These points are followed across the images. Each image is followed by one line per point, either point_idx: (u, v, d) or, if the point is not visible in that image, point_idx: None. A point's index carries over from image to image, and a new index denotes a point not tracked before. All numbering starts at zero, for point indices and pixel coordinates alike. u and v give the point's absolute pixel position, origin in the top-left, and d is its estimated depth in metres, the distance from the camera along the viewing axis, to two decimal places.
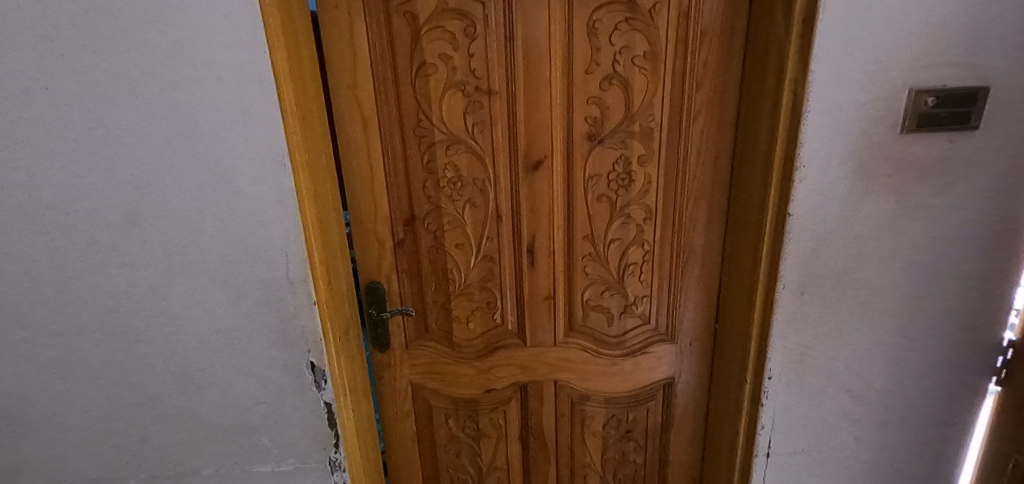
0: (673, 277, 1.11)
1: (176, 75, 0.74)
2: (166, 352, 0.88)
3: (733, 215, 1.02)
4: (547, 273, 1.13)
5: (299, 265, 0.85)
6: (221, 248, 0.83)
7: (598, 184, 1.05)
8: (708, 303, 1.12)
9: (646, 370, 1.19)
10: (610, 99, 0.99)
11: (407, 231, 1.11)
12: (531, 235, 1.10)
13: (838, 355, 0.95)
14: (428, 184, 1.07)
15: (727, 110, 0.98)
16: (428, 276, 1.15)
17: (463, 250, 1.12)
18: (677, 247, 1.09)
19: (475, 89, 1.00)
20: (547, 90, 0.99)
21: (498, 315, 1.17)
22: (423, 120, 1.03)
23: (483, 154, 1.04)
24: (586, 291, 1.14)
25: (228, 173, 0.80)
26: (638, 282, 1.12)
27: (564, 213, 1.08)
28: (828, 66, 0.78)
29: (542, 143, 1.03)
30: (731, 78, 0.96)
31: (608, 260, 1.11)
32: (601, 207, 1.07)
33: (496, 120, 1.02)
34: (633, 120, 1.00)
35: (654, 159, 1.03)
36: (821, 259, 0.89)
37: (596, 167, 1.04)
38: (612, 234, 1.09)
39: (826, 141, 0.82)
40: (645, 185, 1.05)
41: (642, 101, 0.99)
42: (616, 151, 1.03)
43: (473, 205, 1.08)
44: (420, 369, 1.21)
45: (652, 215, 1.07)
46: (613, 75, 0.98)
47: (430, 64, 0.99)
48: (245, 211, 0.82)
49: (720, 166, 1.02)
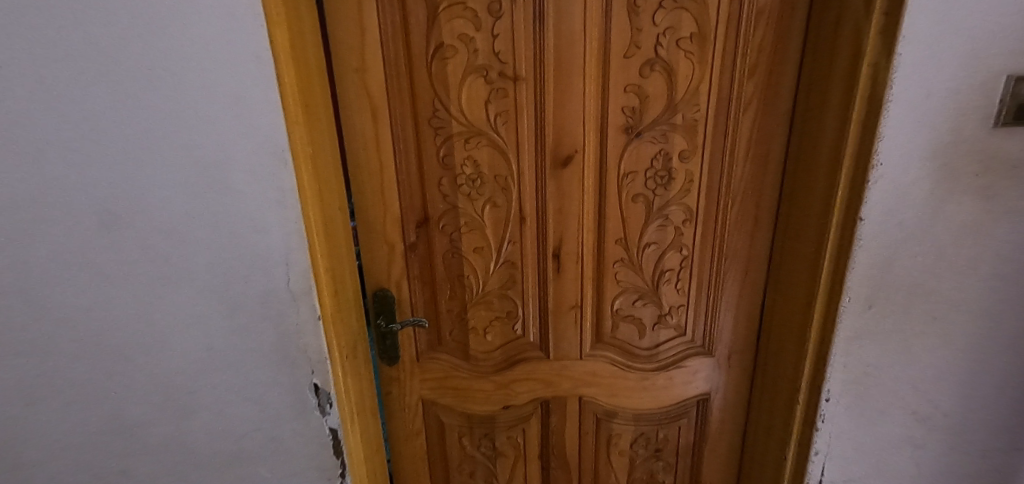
0: (713, 285, 1.01)
1: (159, 56, 0.63)
2: (151, 374, 0.77)
3: (785, 217, 0.92)
4: (574, 280, 1.02)
5: (302, 275, 0.74)
6: (212, 257, 0.72)
7: (634, 182, 0.95)
8: (750, 313, 1.02)
9: (679, 384, 1.09)
10: (651, 88, 0.89)
11: (420, 233, 1.00)
12: (559, 238, 0.99)
13: (904, 376, 0.85)
14: (445, 182, 0.96)
15: (782, 101, 0.88)
16: (443, 282, 1.04)
17: (482, 255, 1.01)
18: (719, 254, 0.99)
19: (499, 74, 0.89)
20: (580, 76, 0.88)
21: (519, 325, 1.06)
22: (440, 110, 0.92)
23: (507, 149, 0.93)
24: (617, 301, 1.04)
25: (219, 168, 0.68)
26: (675, 292, 1.02)
27: (595, 215, 0.98)
28: (916, 47, 0.67)
29: (572, 136, 0.92)
30: (788, 65, 0.86)
31: (644, 267, 1.01)
32: (637, 208, 0.96)
33: (522, 109, 0.91)
34: (676, 113, 0.90)
35: (697, 155, 0.92)
36: (894, 269, 0.79)
37: (633, 164, 0.93)
38: (648, 238, 0.98)
39: (908, 135, 0.71)
40: (687, 183, 0.94)
41: (687, 89, 0.88)
42: (655, 145, 0.92)
43: (493, 205, 0.98)
44: (432, 383, 1.11)
45: (692, 218, 0.97)
46: (655, 60, 0.87)
47: (449, 46, 0.88)
48: (240, 212, 0.70)
49: (770, 163, 0.92)
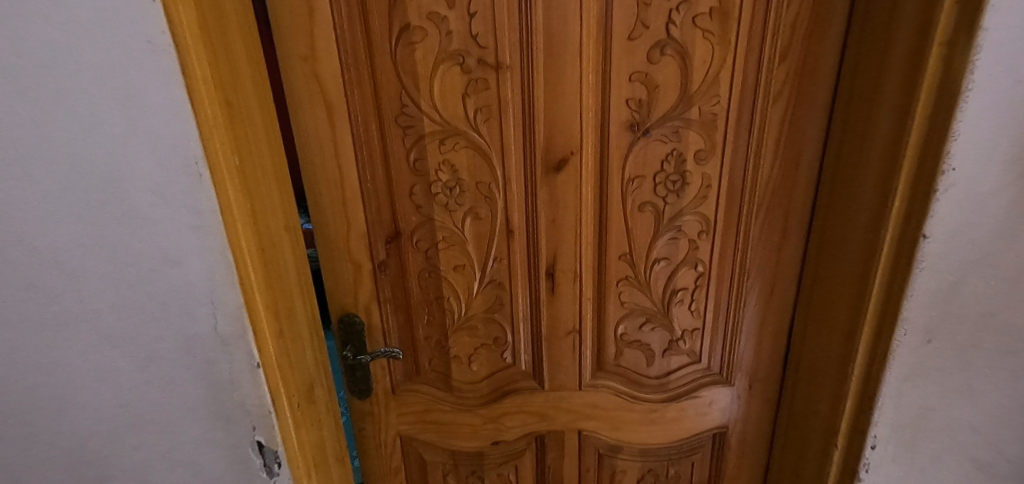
0: (732, 306, 0.87)
1: (24, 43, 0.47)
2: (48, 441, 0.62)
3: (820, 228, 0.78)
4: (571, 302, 0.88)
5: (233, 316, 0.60)
6: (118, 298, 0.57)
7: (641, 188, 0.80)
8: (775, 337, 0.88)
9: (692, 417, 0.95)
10: (662, 76, 0.73)
11: (391, 250, 0.86)
12: (553, 254, 0.85)
13: (966, 420, 0.70)
14: (417, 190, 0.82)
15: (820, 91, 0.73)
16: (420, 305, 0.90)
17: (464, 274, 0.87)
18: (740, 271, 0.84)
19: (478, 61, 0.74)
20: (575, 63, 0.73)
21: (508, 354, 0.93)
22: (408, 105, 0.77)
23: (489, 151, 0.79)
24: (621, 325, 0.90)
25: (115, 187, 0.53)
26: (689, 314, 0.88)
27: (594, 228, 0.83)
28: (1011, 19, 0.51)
29: (567, 135, 0.77)
30: (827, 46, 0.71)
31: (652, 286, 0.86)
32: (645, 218, 0.82)
33: (506, 104, 0.76)
34: (691, 106, 0.75)
35: (716, 156, 0.78)
36: (961, 296, 0.64)
37: (639, 168, 0.79)
38: (658, 253, 0.84)
39: (990, 133, 0.56)
40: (704, 189, 0.80)
41: (704, 77, 0.73)
42: (666, 144, 0.77)
43: (475, 217, 0.83)
44: (411, 418, 0.97)
45: (709, 230, 0.82)
46: (666, 42, 0.72)
47: (416, 28, 0.72)
48: (147, 242, 0.56)
49: (803, 165, 0.77)
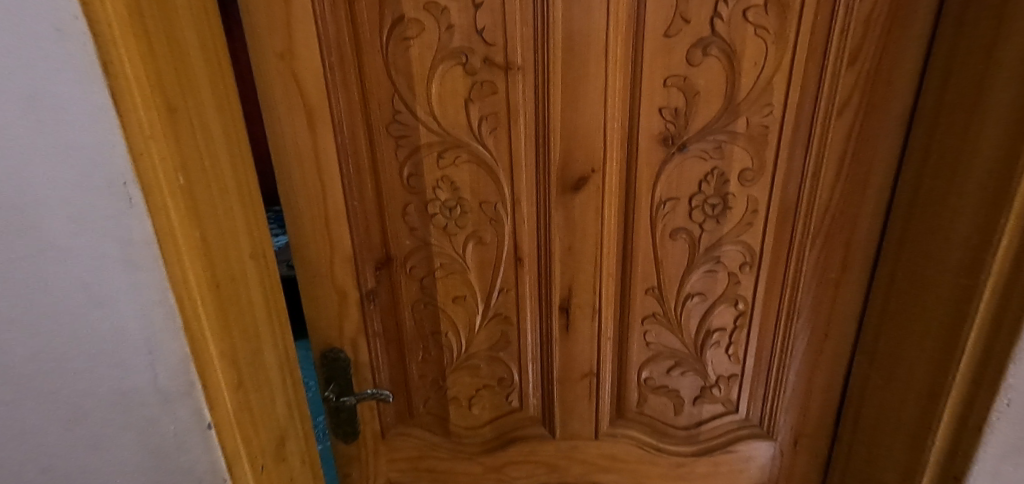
0: (778, 352, 0.74)
1: None
2: None
3: (890, 265, 0.65)
4: (588, 341, 0.76)
5: (176, 369, 0.50)
6: (33, 347, 0.46)
7: (674, 213, 0.68)
8: (828, 387, 0.76)
9: (726, 474, 0.82)
10: (703, 80, 0.61)
11: (381, 277, 0.75)
12: (568, 287, 0.73)
13: None
14: (412, 210, 0.71)
15: (896, 101, 0.60)
16: (414, 340, 0.78)
17: (465, 306, 0.76)
18: (788, 310, 0.72)
19: (484, 61, 0.62)
20: (599, 64, 0.61)
21: (514, 397, 0.81)
22: (402, 112, 0.66)
23: (496, 166, 0.67)
24: (645, 368, 0.77)
25: (22, 213, 0.42)
26: (725, 359, 0.76)
27: (617, 256, 0.71)
28: None
29: (588, 150, 0.65)
30: (910, 47, 0.58)
31: (684, 326, 0.74)
32: (677, 247, 0.70)
33: (517, 111, 0.64)
34: (737, 117, 0.63)
35: (765, 177, 0.65)
36: None
37: (672, 188, 0.67)
38: (691, 287, 0.72)
39: None
40: (749, 215, 0.67)
41: (755, 82, 0.61)
42: (705, 163, 0.65)
43: (479, 242, 0.72)
44: (403, 465, 0.85)
45: (754, 263, 0.70)
46: (711, 40, 0.60)
47: (412, 21, 0.61)
48: (67, 280, 0.45)
49: (872, 188, 0.64)
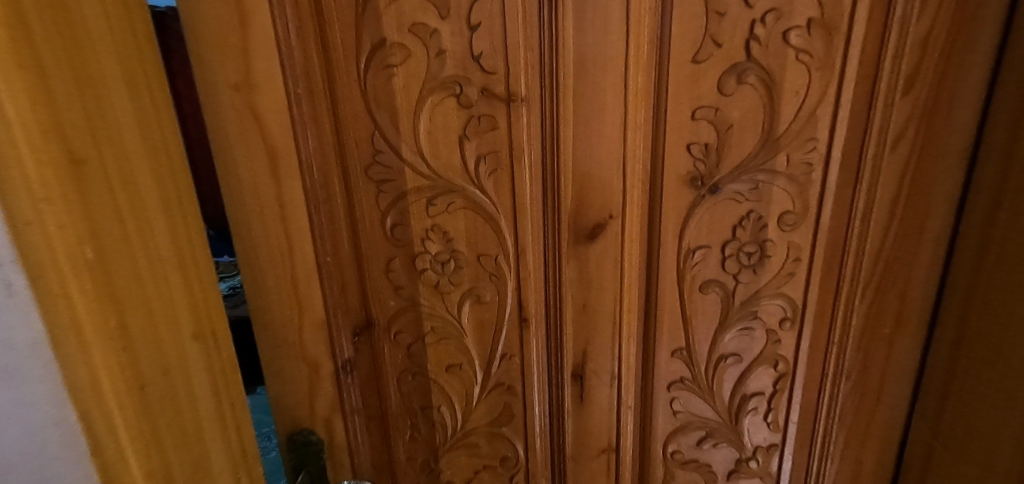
0: (824, 418, 0.65)
1: None
2: None
3: (956, 318, 0.56)
4: (607, 411, 0.65)
5: None
6: None
7: (705, 263, 0.59)
8: (880, 456, 0.66)
9: None
10: (738, 112, 0.53)
11: (361, 344, 0.63)
12: (582, 350, 0.62)
13: None
14: (397, 265, 0.60)
15: (957, 134, 0.52)
16: (401, 415, 0.67)
17: (461, 374, 0.64)
18: (835, 371, 0.62)
19: (482, 92, 0.53)
20: (618, 95, 0.52)
21: (520, 478, 0.69)
22: (384, 153, 0.55)
23: (497, 214, 0.57)
24: (672, 440, 0.67)
25: None
26: (764, 427, 0.66)
27: (638, 313, 0.61)
28: None
29: (605, 193, 0.56)
30: (975, 73, 0.50)
31: (716, 391, 0.64)
32: (708, 302, 0.60)
33: (521, 150, 0.54)
34: (777, 153, 0.54)
35: (808, 221, 0.57)
36: None
37: (702, 235, 0.57)
38: (724, 347, 0.62)
39: None
40: (790, 264, 0.58)
41: (797, 114, 0.53)
42: (740, 206, 0.56)
43: (477, 301, 0.61)
44: None
45: (796, 318, 0.61)
46: (748, 66, 0.51)
47: (395, 46, 0.52)
48: None
49: (930, 233, 0.56)
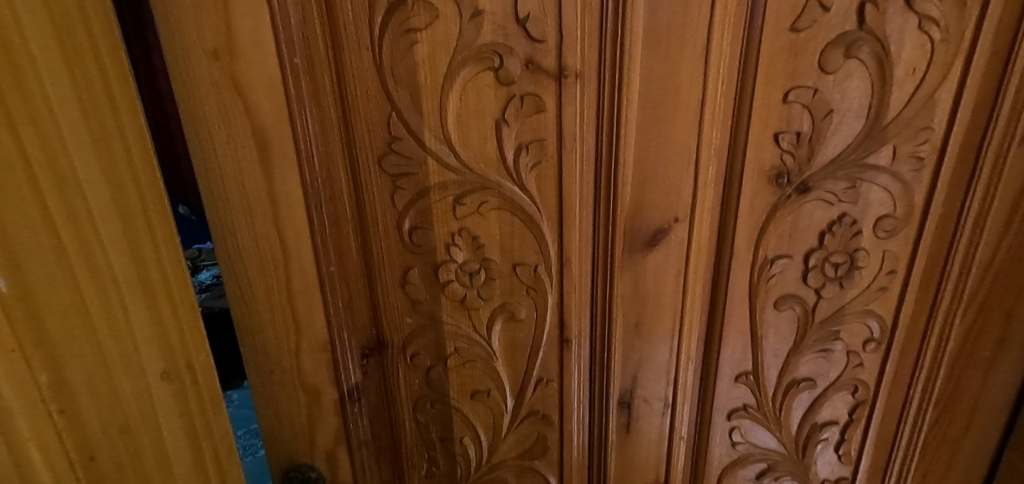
0: (902, 449, 0.57)
1: None
2: None
3: None
4: (656, 442, 0.56)
5: None
6: None
7: (784, 277, 0.49)
8: None
9: None
10: (840, 95, 0.43)
11: (370, 368, 0.53)
12: (633, 375, 0.53)
13: None
14: (416, 276, 0.50)
15: None
16: (417, 445, 0.58)
17: (488, 401, 0.55)
18: (922, 400, 0.54)
19: (527, 66, 0.42)
20: (696, 73, 0.42)
21: None
22: (402, 140, 0.45)
23: (539, 216, 0.47)
24: (728, 474, 0.58)
25: None
26: (833, 459, 0.58)
27: (700, 333, 0.52)
28: None
29: (672, 193, 0.46)
30: None
31: (783, 421, 0.56)
32: (783, 321, 0.51)
33: (573, 139, 0.44)
34: (882, 145, 0.45)
35: (910, 228, 0.48)
36: None
37: (784, 244, 0.48)
38: (798, 371, 0.53)
39: None
40: (882, 278, 0.50)
41: (912, 99, 0.43)
42: (832, 210, 0.47)
43: (511, 318, 0.51)
44: None
45: (882, 340, 0.52)
46: (861, 39, 0.41)
47: (419, 5, 0.40)
48: None
49: None
